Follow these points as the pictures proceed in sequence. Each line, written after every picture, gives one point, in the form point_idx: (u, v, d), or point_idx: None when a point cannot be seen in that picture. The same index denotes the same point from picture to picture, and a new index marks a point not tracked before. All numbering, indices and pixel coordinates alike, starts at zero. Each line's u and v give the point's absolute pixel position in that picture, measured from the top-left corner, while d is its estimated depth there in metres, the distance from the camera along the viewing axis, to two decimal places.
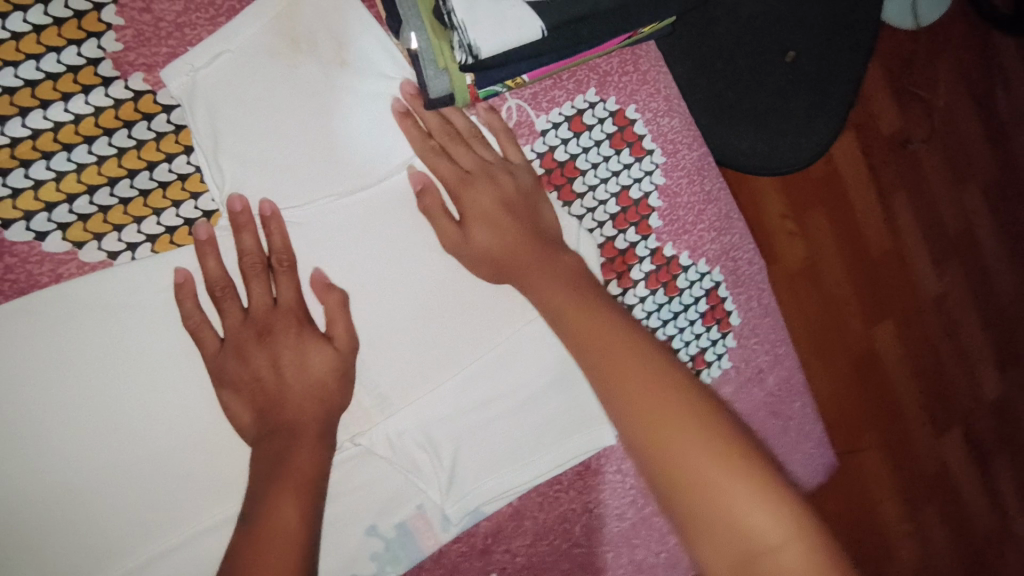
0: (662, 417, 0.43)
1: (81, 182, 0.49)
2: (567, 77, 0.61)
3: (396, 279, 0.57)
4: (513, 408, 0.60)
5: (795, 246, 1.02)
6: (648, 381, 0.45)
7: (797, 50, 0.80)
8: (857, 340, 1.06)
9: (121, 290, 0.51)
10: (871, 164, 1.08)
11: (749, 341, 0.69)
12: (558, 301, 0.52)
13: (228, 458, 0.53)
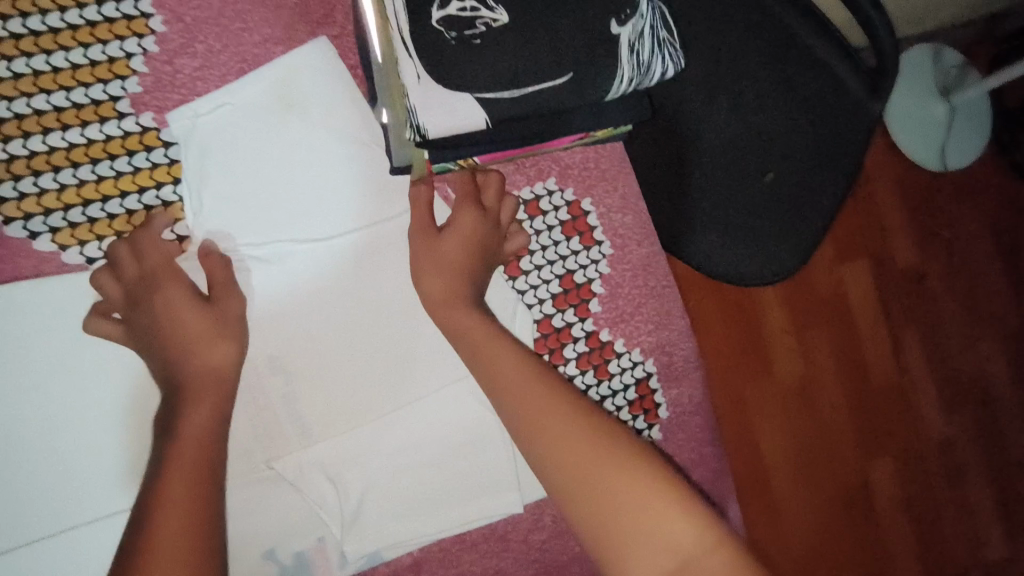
0: (572, 439, 0.49)
1: (78, 195, 0.57)
2: (530, 165, 0.68)
3: (333, 320, 0.62)
4: (424, 462, 0.63)
5: (790, 365, 0.98)
6: (566, 433, 0.49)
7: (778, 170, 0.67)
8: (847, 471, 1.00)
9: (88, 291, 0.58)
10: (882, 294, 1.03)
11: (675, 435, 0.72)
12: (475, 334, 0.57)
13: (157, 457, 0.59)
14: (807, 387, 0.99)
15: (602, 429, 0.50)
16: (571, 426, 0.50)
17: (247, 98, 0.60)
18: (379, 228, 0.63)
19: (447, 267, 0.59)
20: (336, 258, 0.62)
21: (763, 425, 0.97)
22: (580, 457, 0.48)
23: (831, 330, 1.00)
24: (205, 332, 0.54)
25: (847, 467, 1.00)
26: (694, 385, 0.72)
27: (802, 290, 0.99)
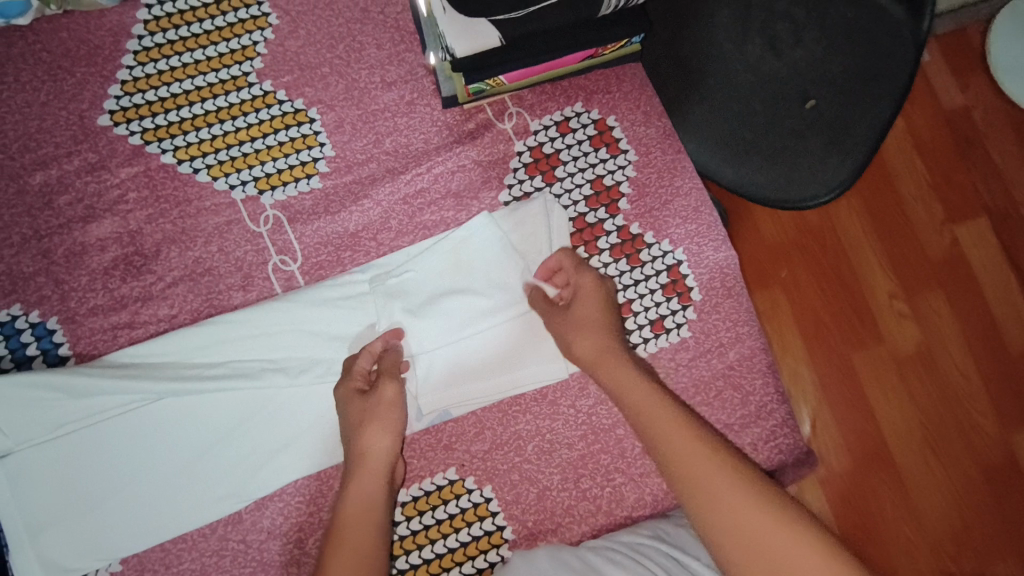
0: (714, 487, 0.54)
1: (224, 142, 0.78)
2: (559, 93, 0.81)
3: (461, 341, 0.75)
4: (488, 337, 0.75)
5: (905, 331, 1.11)
6: (720, 470, 0.55)
7: (818, 99, 0.78)
8: (982, 428, 1.09)
9: (231, 212, 0.77)
10: (1006, 250, 1.14)
11: (710, 316, 0.78)
12: (622, 383, 0.63)
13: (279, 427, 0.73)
14: (932, 352, 1.11)
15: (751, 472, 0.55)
16: (726, 464, 0.56)
17: (428, 256, 0.76)
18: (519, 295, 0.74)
19: (594, 327, 0.67)
20: (405, 177, 0.79)
21: (882, 391, 1.10)
22: (739, 499, 0.53)
23: (945, 292, 1.12)
24: (377, 433, 0.67)
25: (981, 433, 1.09)
26: (725, 270, 0.79)
27: (911, 256, 1.13)
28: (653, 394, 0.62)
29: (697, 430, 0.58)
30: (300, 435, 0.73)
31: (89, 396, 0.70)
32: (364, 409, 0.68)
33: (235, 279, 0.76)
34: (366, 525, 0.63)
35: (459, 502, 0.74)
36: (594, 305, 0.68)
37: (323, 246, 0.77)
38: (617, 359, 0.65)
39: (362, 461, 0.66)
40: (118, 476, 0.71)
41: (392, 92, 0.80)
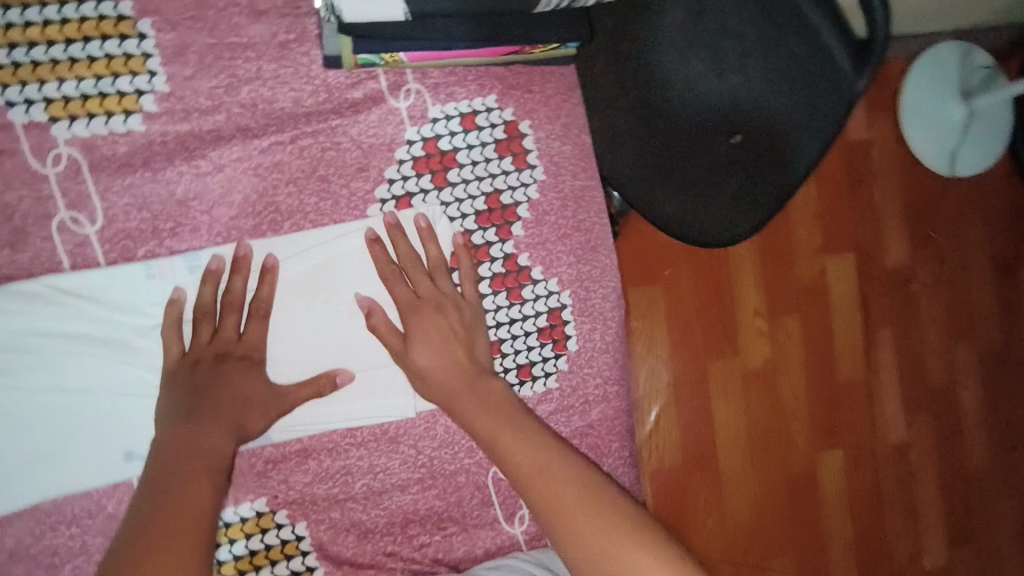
0: (543, 472, 0.51)
1: (6, 37, 0.56)
2: (471, 78, 0.68)
3: (312, 355, 0.64)
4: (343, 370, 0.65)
5: (757, 347, 1.04)
6: (555, 468, 0.52)
7: (743, 134, 0.67)
8: (797, 457, 1.06)
9: (6, 136, 0.57)
10: (864, 291, 1.09)
11: (582, 369, 0.72)
12: (476, 417, 0.57)
13: (32, 440, 0.58)
14: (775, 371, 1.05)
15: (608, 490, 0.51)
16: (579, 485, 0.50)
17: (289, 257, 0.63)
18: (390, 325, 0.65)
19: (435, 337, 0.61)
20: (260, 143, 0.63)
21: (722, 398, 1.03)
22: (605, 532, 0.48)
23: (801, 316, 1.06)
24: (224, 438, 0.55)
25: (793, 449, 1.06)
26: (608, 322, 0.73)
27: (782, 273, 1.05)
28: (505, 404, 0.58)
29: (547, 453, 0.53)
30: (60, 450, 0.59)
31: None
32: (236, 404, 0.57)
33: (1, 231, 0.57)
34: (200, 511, 0.48)
35: (263, 539, 0.65)
36: (435, 324, 0.61)
37: (135, 208, 0.60)
38: (465, 381, 0.59)
39: (206, 455, 0.53)
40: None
41: (262, 26, 0.62)
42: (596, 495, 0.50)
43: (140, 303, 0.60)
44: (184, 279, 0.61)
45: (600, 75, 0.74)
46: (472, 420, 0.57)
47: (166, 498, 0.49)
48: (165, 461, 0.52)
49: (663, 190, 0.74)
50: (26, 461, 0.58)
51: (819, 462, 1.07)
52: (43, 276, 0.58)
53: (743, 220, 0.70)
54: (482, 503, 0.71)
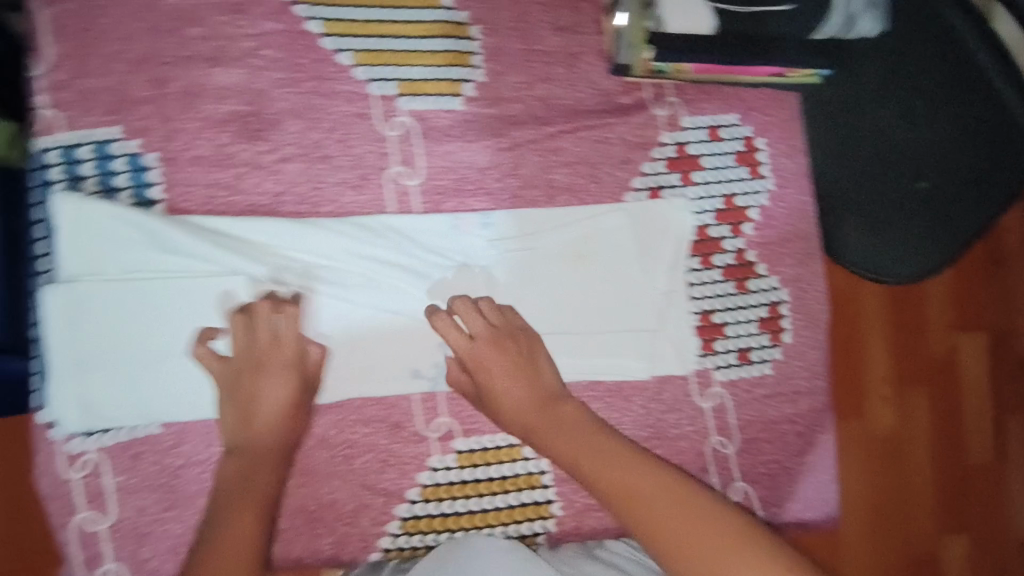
0: (657, 506, 0.57)
1: (375, 28, 0.71)
2: (720, 97, 0.79)
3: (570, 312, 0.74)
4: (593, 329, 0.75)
5: (882, 416, 1.04)
6: (671, 506, 0.57)
7: (927, 180, 0.81)
8: (920, 536, 1.04)
9: (363, 103, 0.71)
10: (993, 378, 1.07)
11: (795, 361, 0.79)
12: (576, 456, 0.64)
13: (350, 349, 0.70)
14: (901, 443, 1.05)
15: (678, 484, 0.60)
16: (661, 485, 0.59)
17: (562, 226, 0.75)
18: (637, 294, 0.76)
19: (501, 364, 0.68)
20: (550, 130, 0.76)
21: (843, 465, 1.04)
22: (671, 517, 0.56)
23: (931, 392, 1.06)
24: (270, 418, 0.65)
25: (916, 530, 1.04)
26: (819, 322, 0.80)
27: (915, 347, 1.06)
28: (608, 444, 0.64)
29: (654, 483, 0.60)
30: (369, 361, 0.71)
31: (176, 257, 0.66)
32: (270, 395, 0.65)
33: (350, 176, 0.71)
34: (252, 542, 0.59)
35: (500, 468, 0.73)
36: (497, 358, 0.68)
37: (448, 172, 0.73)
38: (545, 410, 0.67)
39: (278, 432, 0.65)
40: (177, 335, 0.66)
41: (560, 38, 0.76)
42: (695, 520, 0.56)
43: (447, 247, 0.72)
44: (479, 232, 0.73)
45: (811, 117, 0.85)
46: (558, 445, 0.65)
47: (224, 519, 0.60)
48: (236, 449, 0.65)
49: (845, 230, 0.87)
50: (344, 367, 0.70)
51: (943, 546, 1.05)
52: (377, 215, 0.71)
53: (894, 270, 0.86)
54: (700, 470, 0.77)
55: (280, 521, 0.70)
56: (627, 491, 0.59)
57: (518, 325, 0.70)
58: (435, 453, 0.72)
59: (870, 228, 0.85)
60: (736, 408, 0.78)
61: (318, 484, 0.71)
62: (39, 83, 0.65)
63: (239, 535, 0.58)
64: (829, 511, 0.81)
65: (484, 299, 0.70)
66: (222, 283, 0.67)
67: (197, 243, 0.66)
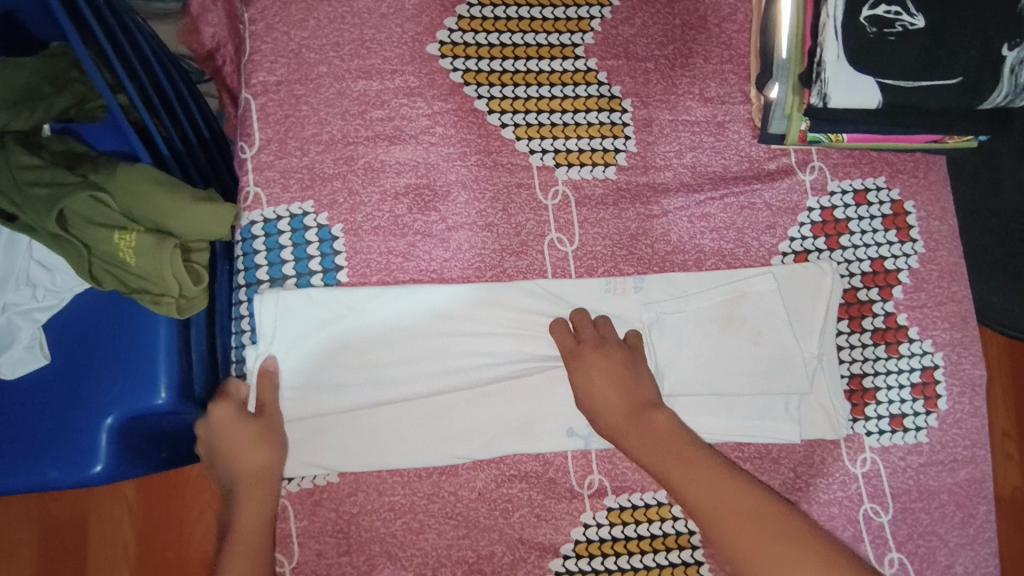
0: (730, 516, 0.55)
1: (536, 105, 0.77)
2: (866, 162, 0.80)
3: (719, 373, 0.75)
4: (743, 389, 0.75)
5: (1007, 477, 1.10)
6: (738, 512, 0.55)
7: None
8: None
9: (524, 173, 0.76)
10: None
11: (951, 429, 0.77)
12: (651, 462, 0.62)
13: (505, 406, 0.73)
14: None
15: (765, 508, 0.55)
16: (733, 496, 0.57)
17: (710, 288, 0.76)
18: (788, 356, 0.75)
19: (601, 366, 0.68)
20: (698, 196, 0.78)
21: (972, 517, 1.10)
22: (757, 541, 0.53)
23: None
24: (263, 499, 0.64)
25: None
26: (977, 389, 0.78)
27: None
28: (689, 451, 0.61)
29: (728, 493, 0.57)
30: (523, 417, 0.73)
31: (345, 319, 0.72)
32: (249, 454, 0.65)
33: (511, 242, 0.76)
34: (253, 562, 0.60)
35: (649, 527, 0.73)
36: (597, 365, 0.68)
37: (600, 236, 0.77)
38: (630, 417, 0.65)
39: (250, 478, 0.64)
40: (330, 389, 0.71)
41: (707, 108, 0.80)
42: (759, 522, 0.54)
43: (598, 308, 0.75)
44: (631, 295, 0.75)
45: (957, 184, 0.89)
46: (638, 448, 0.63)
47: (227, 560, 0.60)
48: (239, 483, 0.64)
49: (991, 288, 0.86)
50: (499, 422, 0.73)
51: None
52: (534, 278, 0.75)
53: None
54: (854, 538, 0.76)
55: (442, 571, 0.71)
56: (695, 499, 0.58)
57: (623, 350, 0.69)
58: (587, 510, 0.74)
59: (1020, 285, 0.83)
60: (889, 476, 0.77)
61: (477, 536, 0.72)
62: (248, 164, 0.73)
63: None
64: None
65: (582, 312, 0.72)
66: (383, 344, 0.72)
67: (376, 302, 0.72)
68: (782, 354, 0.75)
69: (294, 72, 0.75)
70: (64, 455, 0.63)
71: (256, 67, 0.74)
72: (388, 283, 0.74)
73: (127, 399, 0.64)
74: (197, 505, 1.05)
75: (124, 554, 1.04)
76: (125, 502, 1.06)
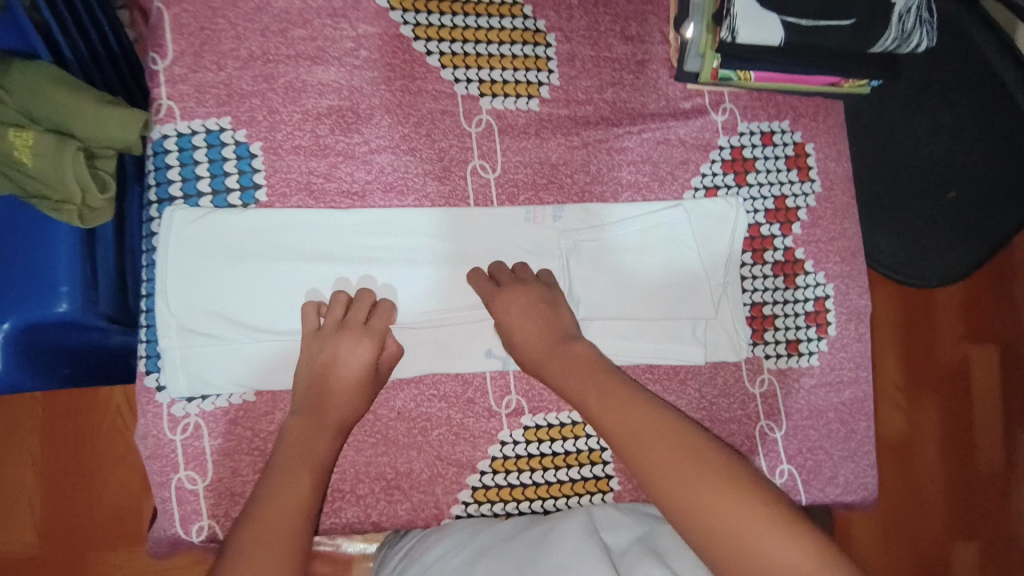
0: (645, 430, 0.57)
1: (462, 34, 0.78)
2: (772, 105, 0.85)
3: (631, 301, 0.79)
4: (653, 314, 0.79)
5: (895, 423, 1.22)
6: (653, 427, 0.57)
7: (957, 191, 0.89)
8: (929, 543, 1.20)
9: (449, 100, 0.77)
10: (1006, 385, 1.24)
11: (838, 353, 0.84)
12: (574, 386, 0.63)
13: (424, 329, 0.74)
14: (911, 445, 1.21)
15: (678, 426, 0.57)
16: (655, 425, 0.57)
17: (625, 219, 0.79)
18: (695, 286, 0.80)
19: (529, 305, 0.70)
20: (617, 130, 0.81)
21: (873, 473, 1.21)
22: (675, 463, 0.53)
23: (943, 398, 1.23)
24: (341, 357, 0.66)
25: (927, 531, 1.20)
26: (863, 317, 0.85)
27: (923, 358, 1.24)
28: (613, 380, 0.63)
29: (646, 412, 0.59)
30: (442, 341, 0.75)
31: (248, 250, 0.71)
32: (352, 355, 0.67)
33: (435, 168, 0.76)
34: (286, 523, 0.55)
35: (563, 444, 0.77)
36: (524, 312, 0.69)
37: (522, 165, 0.79)
38: (554, 347, 0.67)
39: (343, 396, 0.65)
40: (245, 314, 0.70)
41: (628, 47, 0.83)
42: (667, 430, 0.57)
43: (519, 235, 0.77)
44: (550, 224, 0.78)
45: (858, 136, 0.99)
46: (560, 376, 0.65)
47: (264, 503, 0.56)
48: (309, 407, 0.65)
49: (881, 233, 0.99)
50: (418, 346, 0.74)
51: (952, 549, 1.20)
52: (457, 204, 0.76)
53: (956, 260, 0.92)
54: (749, 452, 0.82)
55: (361, 487, 0.73)
56: (613, 419, 0.59)
57: (542, 287, 0.72)
58: (504, 428, 0.76)
59: (906, 228, 0.96)
60: (784, 396, 0.83)
61: (396, 454, 0.74)
62: (160, 76, 0.70)
63: (285, 514, 0.55)
64: (871, 497, 0.84)
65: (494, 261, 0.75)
66: (299, 271, 0.72)
67: (295, 224, 0.72)
68: (690, 283, 0.80)
69: None
70: None
71: None
72: (308, 204, 0.73)
73: (22, 307, 0.62)
74: (112, 460, 1.03)
75: (27, 507, 1.01)
76: (28, 455, 1.02)
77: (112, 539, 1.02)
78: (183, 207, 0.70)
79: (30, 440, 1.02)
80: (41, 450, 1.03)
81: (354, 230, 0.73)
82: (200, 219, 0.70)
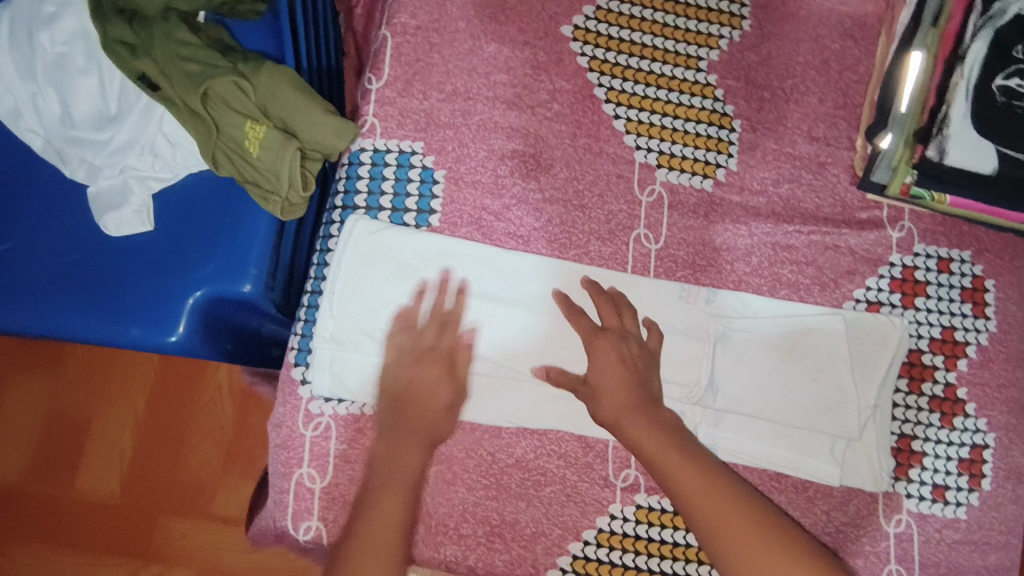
0: (716, 504, 0.61)
1: (651, 105, 0.80)
2: (955, 233, 0.81)
3: (773, 402, 0.75)
4: (793, 421, 0.75)
5: None
6: (723, 499, 0.61)
7: None
8: None
9: (627, 166, 0.79)
10: None
11: (989, 511, 0.77)
12: (645, 443, 0.65)
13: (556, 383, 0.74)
14: None
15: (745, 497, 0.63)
16: (725, 495, 0.62)
17: (779, 316, 0.77)
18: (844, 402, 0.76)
19: (615, 360, 0.70)
20: (787, 227, 0.80)
21: None
22: (745, 542, 0.59)
23: None
24: (432, 370, 0.70)
25: None
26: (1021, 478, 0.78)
27: None
28: (683, 446, 0.65)
29: (712, 480, 0.63)
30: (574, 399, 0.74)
31: (411, 268, 0.73)
32: (427, 394, 0.69)
33: (600, 228, 0.77)
34: (392, 534, 0.62)
35: (673, 533, 0.73)
36: (613, 364, 0.70)
37: (685, 242, 0.78)
38: (641, 400, 0.68)
39: (425, 414, 0.69)
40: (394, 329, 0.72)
41: (812, 147, 0.82)
42: (736, 501, 0.62)
43: (670, 310, 0.76)
44: (703, 305, 0.76)
45: None
46: (635, 435, 0.66)
47: (368, 507, 0.63)
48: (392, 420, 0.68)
49: None
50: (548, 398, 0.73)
51: None
52: (613, 266, 0.77)
53: None
54: None
55: (464, 526, 0.71)
56: (683, 489, 0.62)
57: (627, 337, 0.72)
58: (617, 502, 0.73)
59: None
60: (921, 543, 0.76)
61: (505, 501, 0.72)
62: (372, 95, 0.76)
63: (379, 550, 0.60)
64: None
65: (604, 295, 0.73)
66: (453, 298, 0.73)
67: (459, 253, 0.74)
68: (838, 397, 0.76)
69: (434, 21, 0.78)
70: (148, 314, 0.66)
71: (399, 10, 0.78)
72: (475, 237, 0.75)
73: (217, 279, 0.67)
74: (203, 431, 1.07)
75: (118, 463, 1.06)
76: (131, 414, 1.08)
77: (187, 510, 1.05)
78: (364, 218, 0.74)
79: (138, 399, 1.07)
80: (145, 410, 1.07)
81: (512, 271, 0.75)
82: (376, 231, 0.73)
